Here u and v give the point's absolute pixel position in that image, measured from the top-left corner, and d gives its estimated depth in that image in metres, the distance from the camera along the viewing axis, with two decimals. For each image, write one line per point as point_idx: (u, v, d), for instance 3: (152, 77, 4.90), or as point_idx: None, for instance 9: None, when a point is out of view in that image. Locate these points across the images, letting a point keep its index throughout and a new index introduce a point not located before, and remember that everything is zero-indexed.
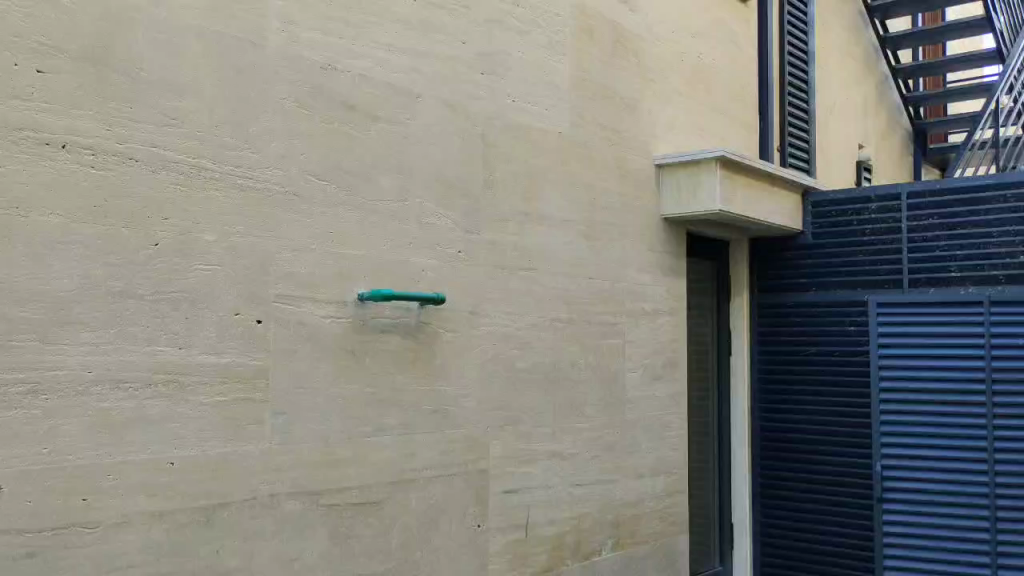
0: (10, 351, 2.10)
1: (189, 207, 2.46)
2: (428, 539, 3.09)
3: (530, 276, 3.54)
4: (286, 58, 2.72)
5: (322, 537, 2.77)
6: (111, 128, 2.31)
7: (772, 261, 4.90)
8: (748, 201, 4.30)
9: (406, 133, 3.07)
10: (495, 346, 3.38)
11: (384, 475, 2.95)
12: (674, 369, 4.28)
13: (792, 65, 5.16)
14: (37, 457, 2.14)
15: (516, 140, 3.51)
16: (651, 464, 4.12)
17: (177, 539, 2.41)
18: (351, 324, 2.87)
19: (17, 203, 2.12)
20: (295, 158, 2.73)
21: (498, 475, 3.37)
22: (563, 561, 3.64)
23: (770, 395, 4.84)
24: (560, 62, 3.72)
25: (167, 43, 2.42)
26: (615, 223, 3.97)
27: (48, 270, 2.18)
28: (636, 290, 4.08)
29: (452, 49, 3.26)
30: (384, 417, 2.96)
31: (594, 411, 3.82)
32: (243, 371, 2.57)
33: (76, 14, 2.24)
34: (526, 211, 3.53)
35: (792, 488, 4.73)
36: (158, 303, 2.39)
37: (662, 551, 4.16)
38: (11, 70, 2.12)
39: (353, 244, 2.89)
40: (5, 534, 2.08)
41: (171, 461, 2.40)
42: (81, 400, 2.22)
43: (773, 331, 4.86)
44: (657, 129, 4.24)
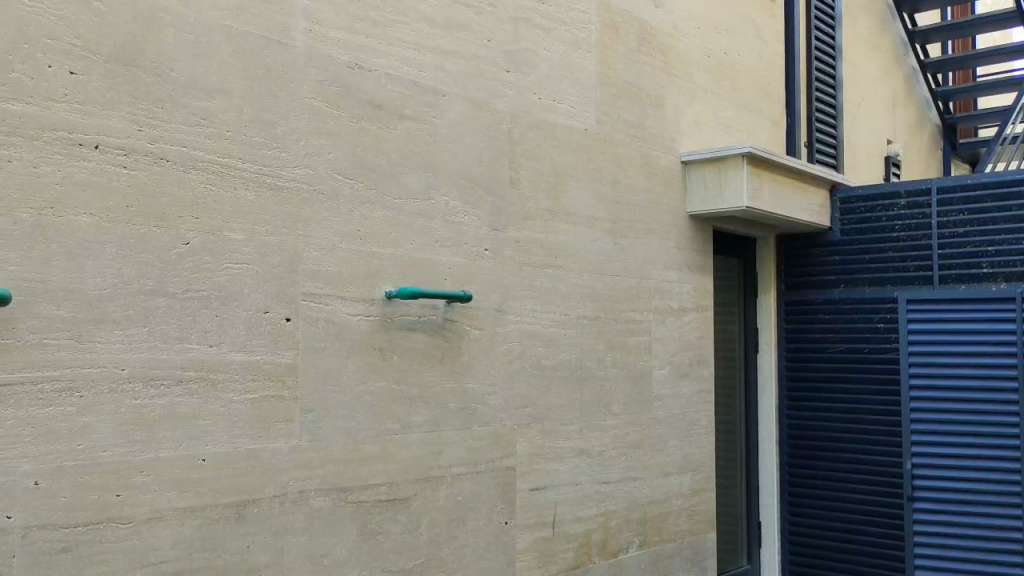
0: (45, 349, 2.13)
1: (220, 207, 2.49)
2: (456, 536, 3.10)
3: (557, 274, 3.54)
4: (314, 58, 2.74)
5: (351, 534, 2.78)
6: (143, 128, 2.33)
7: (799, 257, 4.86)
8: (776, 198, 4.27)
9: (432, 132, 3.08)
10: (522, 343, 3.38)
11: (412, 472, 2.96)
12: (701, 367, 4.27)
13: (819, 60, 5.12)
14: (73, 454, 2.17)
15: (542, 138, 3.51)
16: (679, 462, 4.11)
17: (209, 535, 2.43)
18: (379, 321, 2.89)
19: (52, 203, 2.16)
20: (324, 157, 2.75)
21: (525, 472, 3.38)
22: (590, 559, 3.64)
23: (798, 394, 4.81)
24: (586, 59, 3.72)
25: (197, 43, 2.45)
26: (641, 221, 3.96)
27: (82, 269, 2.21)
28: (662, 288, 4.07)
29: (478, 48, 3.27)
30: (412, 414, 2.97)
31: (621, 409, 3.81)
32: (273, 368, 2.60)
33: (109, 16, 2.27)
34: (551, 208, 3.53)
35: (821, 487, 4.69)
36: (188, 302, 2.41)
37: (690, 550, 4.15)
38: (45, 72, 2.15)
39: (381, 242, 2.91)
40: (42, 529, 2.11)
41: (202, 458, 2.42)
42: (114, 397, 2.25)
43: (801, 329, 4.82)
44: (683, 126, 4.22)
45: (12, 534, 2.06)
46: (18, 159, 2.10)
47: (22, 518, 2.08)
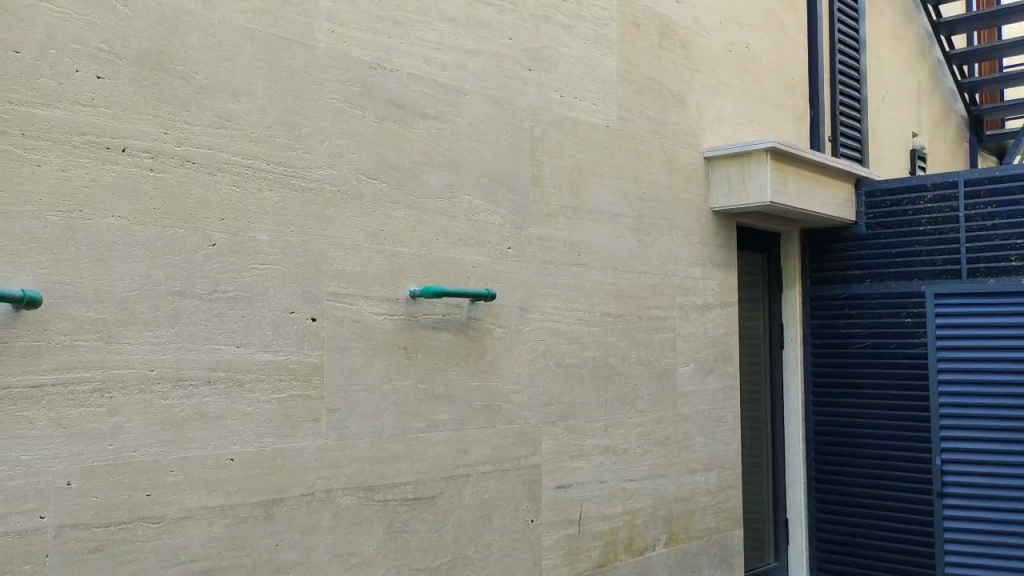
0: (76, 350, 2.16)
1: (246, 207, 2.50)
2: (482, 534, 3.10)
3: (580, 271, 3.54)
4: (337, 58, 2.75)
5: (378, 532, 2.80)
6: (169, 131, 2.36)
7: (824, 252, 4.83)
8: (801, 193, 4.24)
9: (455, 131, 3.08)
10: (546, 341, 3.38)
11: (438, 471, 2.97)
12: (726, 364, 4.24)
13: (843, 53, 5.07)
14: (104, 454, 2.20)
15: (564, 135, 3.50)
16: (705, 459, 4.09)
17: (238, 534, 2.45)
18: (404, 320, 2.90)
19: (82, 206, 2.18)
20: (347, 157, 2.76)
21: (550, 470, 3.38)
22: (616, 557, 3.64)
23: (825, 390, 4.77)
24: (607, 55, 3.71)
25: (221, 46, 2.47)
26: (664, 217, 3.94)
27: (112, 271, 2.23)
28: (686, 284, 4.05)
29: (500, 46, 3.27)
30: (437, 413, 2.98)
31: (646, 406, 3.80)
32: (299, 368, 2.61)
33: (134, 20, 2.30)
34: (575, 206, 3.52)
35: (849, 484, 4.65)
36: (215, 302, 2.43)
37: (716, 547, 4.13)
38: (73, 77, 2.18)
39: (404, 241, 2.92)
40: (74, 529, 2.14)
41: (231, 457, 2.44)
42: (144, 397, 2.28)
43: (827, 325, 4.78)
44: (706, 121, 4.20)
45: (45, 533, 2.09)
46: (48, 163, 2.13)
47: (55, 517, 2.11)
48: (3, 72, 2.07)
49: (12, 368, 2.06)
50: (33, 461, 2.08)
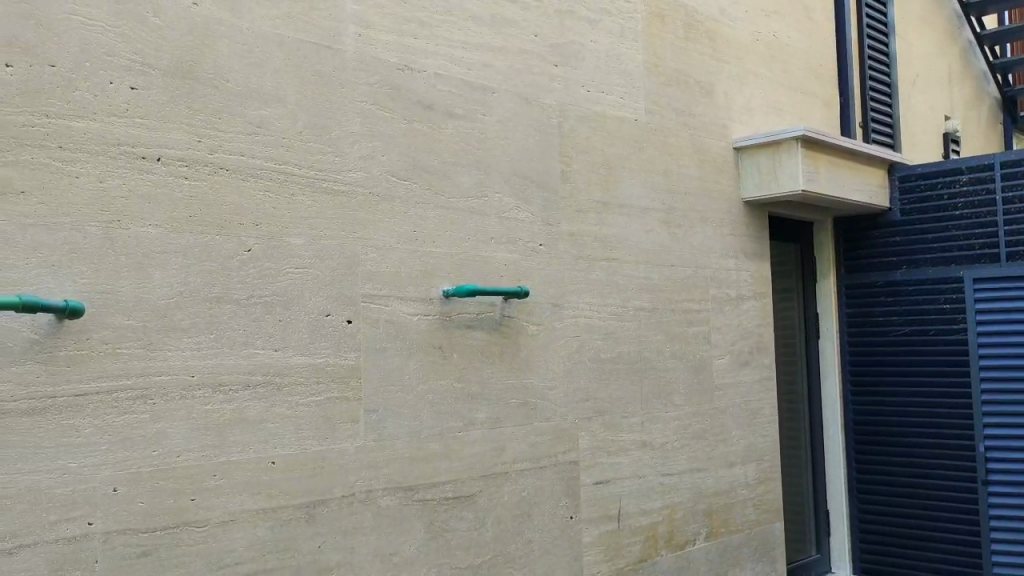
0: (118, 358, 2.19)
1: (280, 212, 2.52)
2: (522, 531, 3.11)
3: (612, 266, 3.53)
4: (364, 61, 2.76)
5: (419, 532, 2.81)
6: (202, 139, 2.38)
7: (858, 240, 4.77)
8: (833, 181, 4.19)
9: (483, 130, 3.09)
10: (580, 337, 3.37)
11: (476, 469, 2.98)
12: (762, 355, 4.21)
13: (872, 39, 5.01)
14: (148, 459, 2.23)
15: (593, 130, 3.49)
16: (743, 452, 4.06)
17: (283, 536, 2.48)
18: (438, 319, 2.91)
19: (120, 215, 2.21)
20: (378, 160, 2.78)
21: (589, 466, 3.37)
22: (656, 552, 3.62)
23: (863, 378, 4.71)
24: (633, 49, 3.70)
25: (251, 53, 2.49)
26: (695, 210, 3.92)
27: (150, 279, 2.26)
28: (720, 276, 4.02)
29: (525, 43, 3.27)
30: (474, 412, 2.99)
31: (682, 400, 3.78)
32: (337, 370, 2.63)
33: (166, 30, 2.33)
34: (605, 200, 3.51)
35: (890, 473, 4.60)
36: (252, 307, 2.45)
37: (757, 540, 4.10)
38: (107, 88, 2.21)
39: (435, 241, 2.92)
40: (121, 534, 2.17)
41: (273, 460, 2.47)
42: (185, 402, 2.30)
43: (863, 313, 4.73)
44: (735, 111, 4.17)
45: (94, 539, 2.12)
46: (86, 175, 2.16)
47: (102, 523, 2.14)
48: (40, 86, 2.10)
49: (58, 378, 2.09)
50: (80, 468, 2.11)
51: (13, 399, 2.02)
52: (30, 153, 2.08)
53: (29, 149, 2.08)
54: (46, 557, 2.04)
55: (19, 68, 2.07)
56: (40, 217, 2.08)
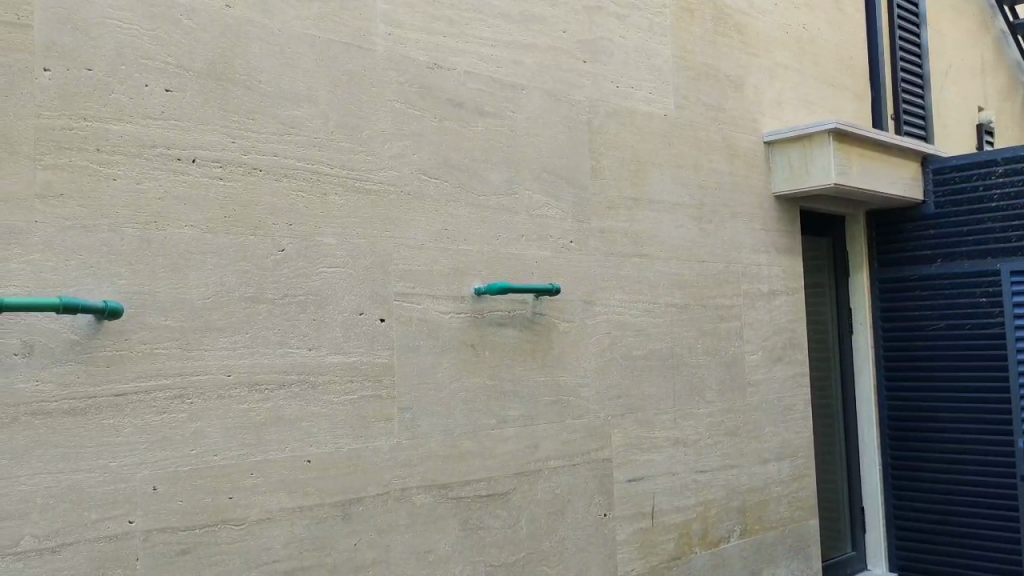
0: (157, 358, 2.21)
1: (313, 212, 2.53)
2: (556, 529, 3.10)
3: (643, 262, 3.51)
4: (395, 60, 2.77)
5: (453, 530, 2.81)
6: (236, 141, 2.39)
7: (892, 234, 4.72)
8: (866, 175, 4.15)
9: (513, 128, 3.08)
10: (612, 334, 3.36)
11: (510, 467, 2.98)
12: (795, 351, 4.17)
13: (904, 30, 4.94)
14: (187, 458, 2.25)
15: (623, 125, 3.47)
16: (776, 449, 4.03)
17: (319, 535, 2.49)
18: (470, 317, 2.91)
19: (157, 217, 2.23)
20: (409, 159, 2.78)
21: (621, 464, 3.36)
22: (690, 550, 3.60)
23: (898, 374, 4.66)
24: (662, 44, 3.68)
25: (283, 54, 2.51)
26: (726, 204, 3.89)
27: (186, 280, 2.28)
28: (751, 271, 3.99)
29: (553, 40, 3.26)
30: (506, 409, 2.98)
31: (715, 396, 3.76)
32: (371, 369, 2.64)
33: (199, 33, 2.34)
34: (635, 196, 3.50)
35: (925, 470, 4.54)
36: (287, 306, 2.46)
37: (792, 538, 4.07)
38: (143, 91, 2.23)
39: (466, 239, 2.92)
40: (162, 533, 2.19)
41: (308, 459, 2.48)
42: (223, 402, 2.32)
43: (897, 307, 4.67)
44: (765, 105, 4.14)
45: (135, 537, 2.15)
46: (123, 177, 2.18)
47: (142, 522, 2.16)
48: (78, 89, 2.13)
49: (97, 378, 2.11)
50: (120, 468, 2.13)
51: (54, 399, 2.05)
52: (68, 156, 2.10)
53: (67, 152, 2.10)
54: (88, 556, 2.07)
55: (56, 72, 2.10)
56: (79, 219, 2.11)
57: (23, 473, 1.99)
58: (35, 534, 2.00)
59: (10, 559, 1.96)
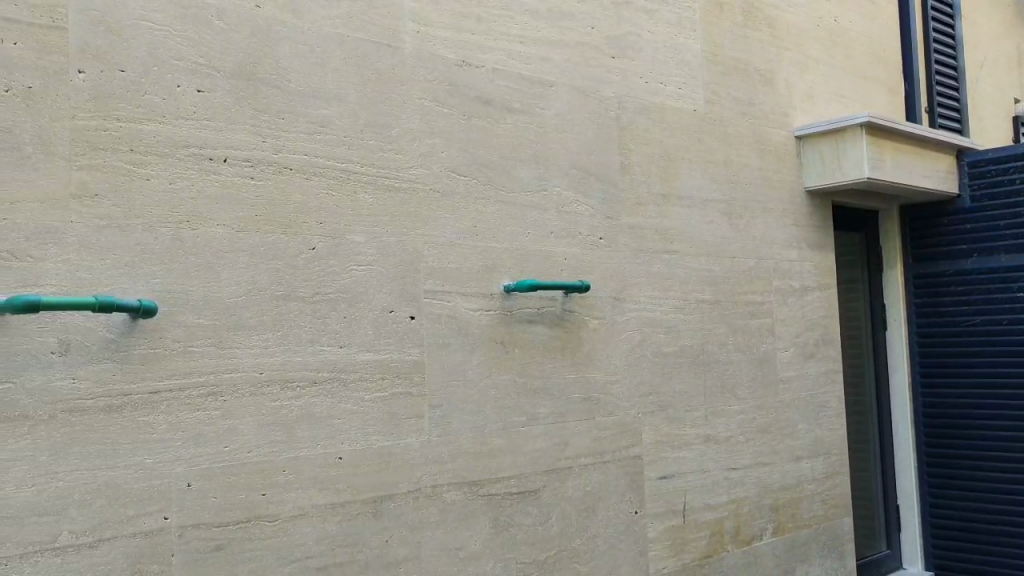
0: (191, 356, 2.24)
1: (343, 211, 2.55)
2: (587, 526, 3.09)
3: (673, 258, 3.49)
4: (423, 58, 2.78)
5: (484, 526, 2.82)
6: (266, 140, 2.41)
7: (926, 228, 4.65)
8: (900, 168, 4.09)
9: (541, 124, 3.08)
10: (643, 330, 3.34)
11: (541, 464, 2.97)
12: (828, 347, 4.13)
13: (937, 21, 4.87)
14: (221, 455, 2.27)
15: (652, 121, 3.46)
16: (809, 446, 3.99)
17: (351, 531, 2.50)
18: (499, 315, 2.91)
19: (190, 217, 2.26)
20: (439, 157, 2.79)
21: (652, 461, 3.35)
22: (722, 548, 3.58)
23: (933, 371, 4.59)
24: (691, 38, 3.66)
25: (313, 53, 2.52)
26: (757, 200, 3.85)
27: (219, 278, 2.30)
28: (783, 267, 3.96)
29: (582, 36, 3.25)
30: (537, 406, 2.98)
31: (747, 393, 3.73)
32: (402, 366, 2.65)
33: (230, 34, 2.36)
34: (665, 192, 3.48)
35: (963, 467, 4.46)
36: (319, 305, 2.48)
37: (827, 536, 4.03)
38: (176, 91, 2.26)
39: (496, 236, 2.92)
40: (196, 529, 2.21)
41: (340, 456, 2.49)
42: (255, 399, 2.34)
43: (932, 303, 4.61)
44: (796, 100, 4.10)
45: (170, 533, 2.17)
46: (156, 176, 2.21)
47: (178, 518, 2.19)
48: (112, 90, 2.15)
49: (133, 376, 2.14)
50: (156, 464, 2.16)
51: (91, 397, 2.08)
52: (104, 157, 2.13)
53: (102, 153, 2.13)
54: (125, 551, 2.10)
55: (91, 74, 2.13)
56: (115, 219, 2.14)
57: (62, 469, 2.02)
58: (73, 529, 2.02)
59: (49, 554, 1.99)
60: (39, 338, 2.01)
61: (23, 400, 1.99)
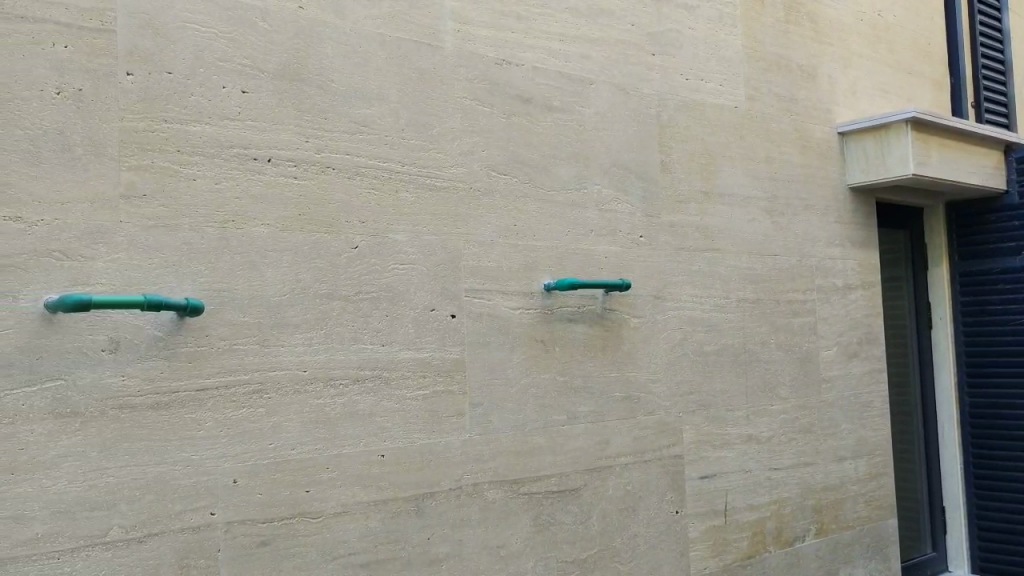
0: (235, 354, 2.26)
1: (385, 211, 2.56)
2: (627, 526, 3.08)
3: (714, 256, 3.46)
4: (463, 57, 2.78)
5: (525, 525, 2.82)
6: (309, 140, 2.43)
7: (973, 225, 4.56)
8: (946, 164, 4.02)
9: (581, 122, 3.07)
10: (683, 329, 3.32)
11: (581, 463, 2.97)
12: (872, 346, 4.07)
13: (985, 15, 4.76)
14: (266, 452, 2.29)
15: (692, 118, 3.43)
16: (852, 447, 3.93)
17: (392, 528, 2.51)
18: (539, 314, 2.91)
19: (234, 217, 2.28)
20: (479, 155, 2.79)
21: (693, 461, 3.32)
22: (764, 548, 3.54)
23: (979, 370, 4.50)
24: (731, 34, 3.62)
25: (355, 54, 2.53)
26: (798, 197, 3.81)
27: (263, 277, 2.32)
28: (826, 265, 3.91)
29: (622, 33, 3.24)
30: (576, 405, 2.98)
31: (789, 392, 3.69)
32: (443, 365, 2.65)
33: (273, 35, 2.39)
34: (705, 189, 3.45)
35: (1010, 470, 4.36)
36: (361, 303, 2.49)
37: (870, 537, 3.97)
38: (221, 92, 2.28)
39: (536, 235, 2.92)
40: (242, 525, 2.24)
41: (382, 453, 2.51)
42: (299, 397, 2.36)
43: (978, 301, 4.51)
44: (839, 95, 4.04)
45: (216, 529, 2.20)
46: (202, 177, 2.24)
47: (224, 514, 2.21)
48: (158, 92, 2.18)
49: (179, 374, 2.17)
50: (203, 460, 2.19)
51: (139, 394, 2.11)
52: (151, 157, 2.16)
53: (150, 153, 2.16)
54: (173, 546, 2.13)
55: (139, 76, 2.16)
56: (162, 219, 2.17)
57: (112, 465, 2.06)
58: (122, 524, 2.06)
59: (100, 548, 2.03)
60: (90, 336, 2.05)
61: (75, 397, 2.02)
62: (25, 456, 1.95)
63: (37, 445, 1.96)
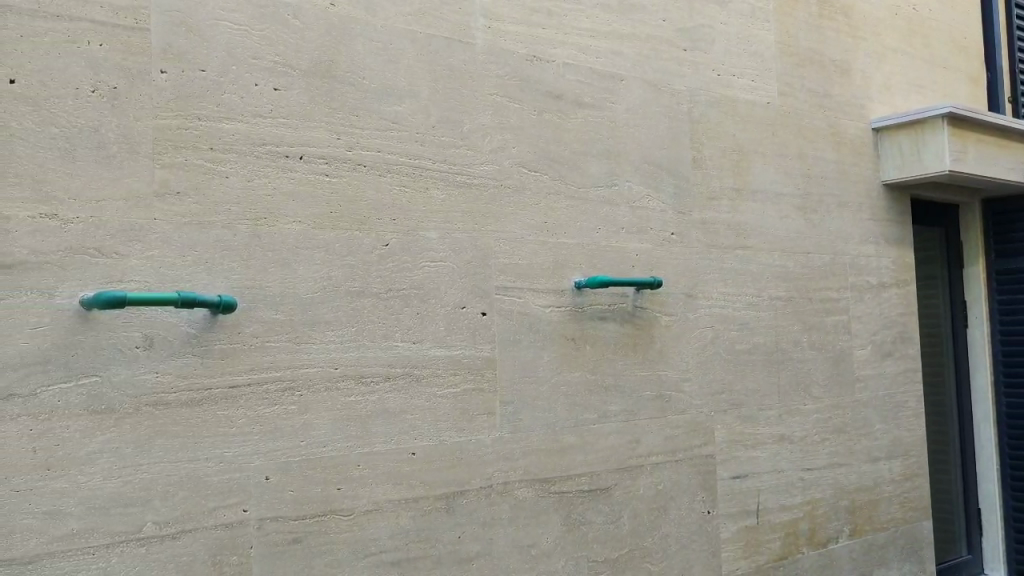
0: (268, 351, 2.27)
1: (416, 208, 2.55)
2: (658, 526, 3.05)
3: (746, 254, 3.42)
4: (495, 54, 2.77)
5: (556, 524, 2.80)
6: (341, 137, 2.43)
7: (1010, 222, 4.48)
8: (983, 160, 3.95)
9: (612, 119, 3.04)
10: (715, 328, 3.29)
11: (612, 462, 2.95)
12: (907, 345, 4.01)
13: None
14: (298, 450, 2.29)
15: (724, 114, 3.40)
16: (887, 447, 3.88)
17: (423, 526, 2.51)
18: (571, 312, 2.89)
19: (265, 215, 2.28)
20: (510, 152, 2.78)
21: (725, 461, 3.29)
22: (797, 549, 3.50)
23: (1016, 370, 4.41)
24: (764, 29, 3.58)
25: (386, 51, 2.53)
26: (832, 194, 3.76)
27: (295, 275, 2.32)
28: (859, 263, 3.85)
29: (654, 30, 3.21)
30: (608, 404, 2.95)
31: (822, 392, 3.64)
32: (474, 363, 2.64)
33: (306, 32, 2.39)
34: (737, 186, 3.41)
35: None
36: (392, 301, 2.49)
37: (905, 539, 3.91)
38: (253, 90, 2.29)
39: (567, 233, 2.90)
40: (275, 521, 2.24)
41: (413, 451, 2.50)
42: (330, 394, 2.36)
43: (1016, 299, 4.43)
44: (873, 91, 3.99)
45: (249, 525, 2.21)
46: (235, 174, 2.24)
47: (256, 511, 2.22)
48: (191, 90, 2.19)
49: (212, 371, 2.18)
50: (235, 457, 2.19)
51: (173, 390, 2.12)
52: (184, 155, 2.17)
53: (183, 151, 2.17)
54: (206, 543, 2.14)
55: (173, 74, 2.17)
56: (195, 216, 2.17)
57: (146, 461, 2.07)
58: (157, 520, 2.07)
59: (135, 544, 2.04)
60: (124, 333, 2.06)
61: (109, 394, 2.03)
62: (60, 453, 1.96)
63: (73, 442, 1.97)
